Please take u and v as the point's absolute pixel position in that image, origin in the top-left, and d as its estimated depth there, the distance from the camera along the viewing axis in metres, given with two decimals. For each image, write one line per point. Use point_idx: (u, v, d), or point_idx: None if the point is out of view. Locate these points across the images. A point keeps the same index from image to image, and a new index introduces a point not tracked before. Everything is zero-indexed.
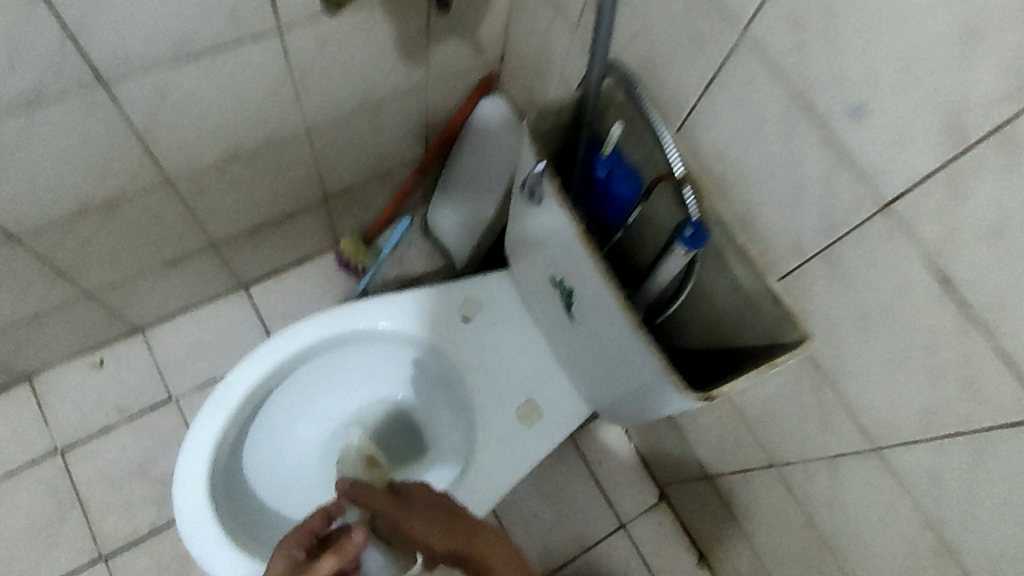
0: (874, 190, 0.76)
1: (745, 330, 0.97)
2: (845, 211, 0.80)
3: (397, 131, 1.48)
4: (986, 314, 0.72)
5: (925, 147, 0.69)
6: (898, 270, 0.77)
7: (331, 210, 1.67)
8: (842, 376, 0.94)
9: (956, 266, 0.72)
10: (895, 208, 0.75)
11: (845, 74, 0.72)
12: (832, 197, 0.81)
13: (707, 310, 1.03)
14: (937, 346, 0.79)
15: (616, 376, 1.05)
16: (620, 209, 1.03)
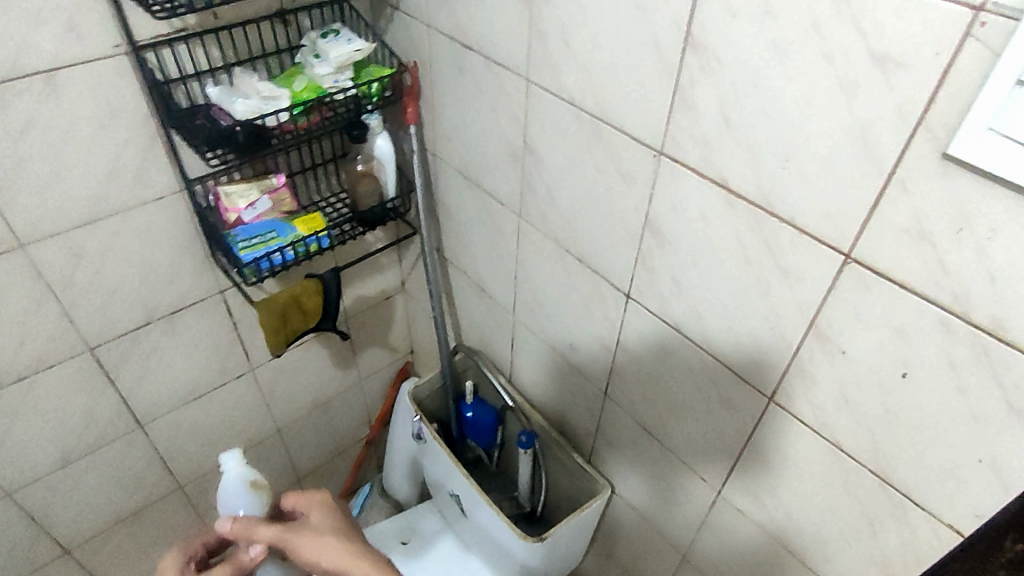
0: (607, 399, 0.90)
1: (583, 481, 0.99)
2: (628, 438, 0.90)
3: (329, 460, 1.47)
4: (752, 509, 0.77)
5: (601, 340, 0.86)
6: (690, 295, 0.69)
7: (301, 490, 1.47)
8: (705, 441, 0.78)
9: (710, 473, 0.80)
10: (637, 419, 0.87)
11: (570, 316, 0.89)
12: (598, 396, 0.92)
13: (559, 462, 1.02)
14: (717, 513, 0.83)
15: (489, 556, 1.06)
16: (485, 435, 1.10)
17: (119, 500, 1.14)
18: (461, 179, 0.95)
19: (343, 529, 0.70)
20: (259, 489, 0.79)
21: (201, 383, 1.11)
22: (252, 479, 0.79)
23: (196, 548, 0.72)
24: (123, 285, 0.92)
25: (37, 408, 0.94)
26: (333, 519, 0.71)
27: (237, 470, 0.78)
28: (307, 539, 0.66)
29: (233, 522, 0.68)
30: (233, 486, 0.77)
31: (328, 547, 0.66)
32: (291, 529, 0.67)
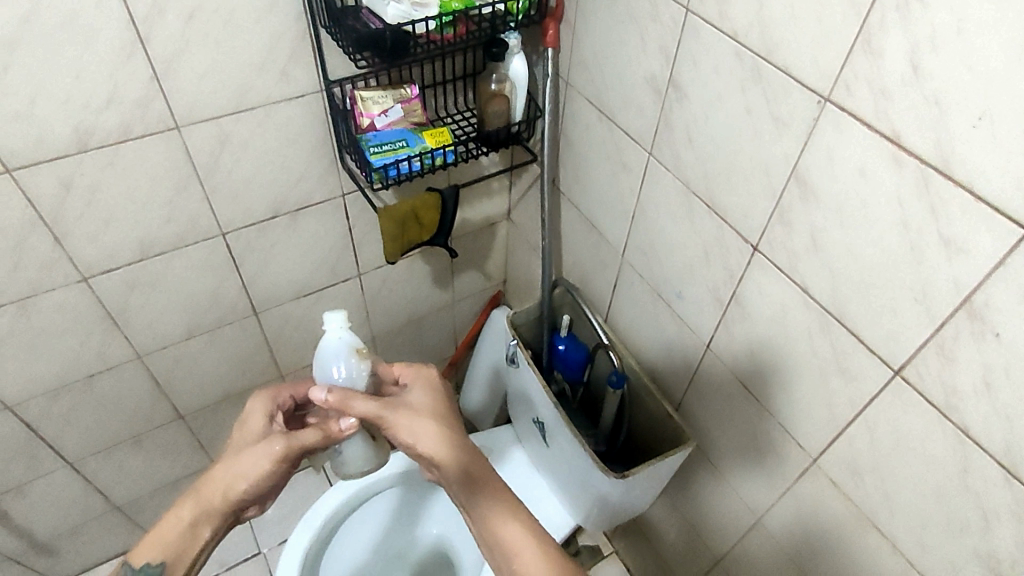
0: (709, 351, 0.89)
1: (670, 428, 0.99)
2: (724, 394, 0.89)
3: None
4: (847, 482, 0.76)
5: (714, 290, 0.84)
6: (825, 253, 0.66)
7: None
8: (810, 405, 0.76)
9: (808, 439, 0.78)
10: (738, 376, 0.86)
11: (684, 263, 0.87)
12: (698, 348, 0.91)
13: (647, 406, 1.02)
14: (807, 480, 0.82)
15: (564, 482, 1.09)
16: (575, 368, 1.11)
17: (229, 378, 1.23)
18: (591, 110, 0.93)
19: (439, 409, 0.75)
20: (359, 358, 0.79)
21: (312, 281, 1.16)
22: (355, 346, 0.79)
23: (282, 397, 0.81)
24: (259, 177, 0.96)
25: (172, 282, 1.02)
26: (429, 398, 0.76)
27: (340, 331, 0.78)
28: (405, 418, 0.72)
29: (330, 393, 0.73)
30: (334, 350, 0.78)
31: (422, 429, 0.71)
32: (391, 404, 0.73)
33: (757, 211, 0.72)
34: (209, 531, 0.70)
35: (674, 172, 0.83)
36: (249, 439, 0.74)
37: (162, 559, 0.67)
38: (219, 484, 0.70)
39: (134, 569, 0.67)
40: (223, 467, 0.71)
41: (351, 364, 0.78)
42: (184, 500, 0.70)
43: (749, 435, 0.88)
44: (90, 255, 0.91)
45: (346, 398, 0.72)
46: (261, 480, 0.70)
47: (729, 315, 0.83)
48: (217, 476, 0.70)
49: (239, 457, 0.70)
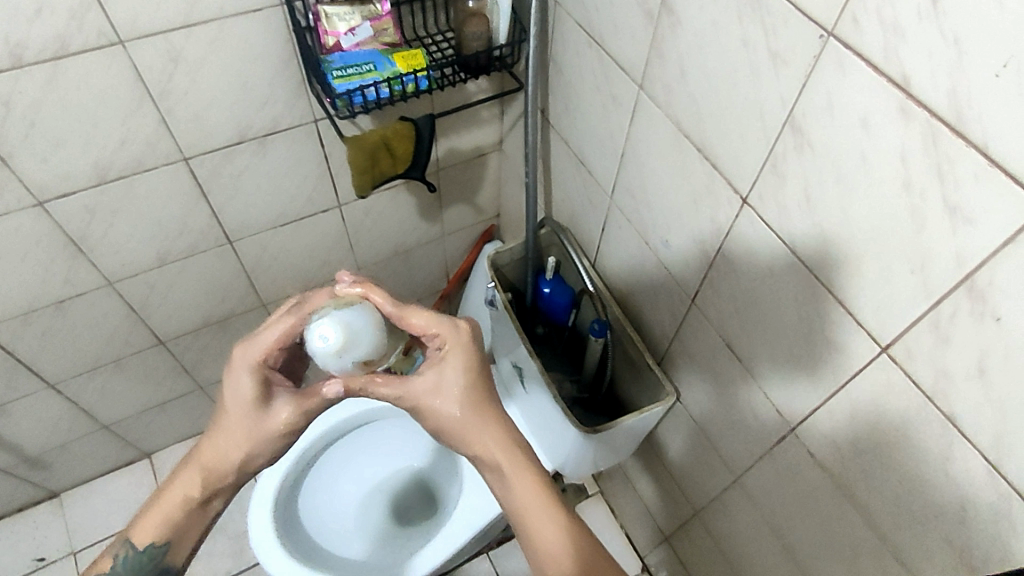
0: (693, 306, 0.83)
1: (651, 382, 0.95)
2: (707, 351, 0.84)
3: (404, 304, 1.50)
4: (823, 454, 0.71)
5: (699, 243, 0.77)
6: (814, 211, 0.59)
7: None
8: (791, 373, 0.71)
9: (788, 407, 0.73)
10: (721, 333, 0.80)
11: (670, 211, 0.80)
12: (683, 301, 0.85)
13: (629, 357, 0.98)
14: (785, 448, 0.78)
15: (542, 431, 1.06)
16: (558, 313, 1.06)
17: (207, 306, 1.20)
18: (580, 33, 0.83)
19: (473, 386, 0.69)
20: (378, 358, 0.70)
21: (288, 211, 1.11)
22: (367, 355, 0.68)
23: (274, 346, 0.68)
24: (219, 98, 0.89)
25: (136, 208, 0.97)
26: (459, 375, 0.69)
27: (348, 353, 0.66)
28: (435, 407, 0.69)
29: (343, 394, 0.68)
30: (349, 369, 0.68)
31: (457, 418, 0.69)
32: (417, 390, 0.68)
33: (747, 159, 0.65)
34: (217, 501, 0.70)
35: (659, 108, 0.74)
36: (254, 413, 0.68)
37: (164, 539, 0.68)
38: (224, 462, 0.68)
39: (138, 547, 0.67)
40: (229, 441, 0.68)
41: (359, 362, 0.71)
42: (187, 474, 0.68)
43: (730, 396, 0.83)
44: (43, 178, 0.86)
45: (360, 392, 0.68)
46: (277, 451, 0.71)
47: (714, 270, 0.76)
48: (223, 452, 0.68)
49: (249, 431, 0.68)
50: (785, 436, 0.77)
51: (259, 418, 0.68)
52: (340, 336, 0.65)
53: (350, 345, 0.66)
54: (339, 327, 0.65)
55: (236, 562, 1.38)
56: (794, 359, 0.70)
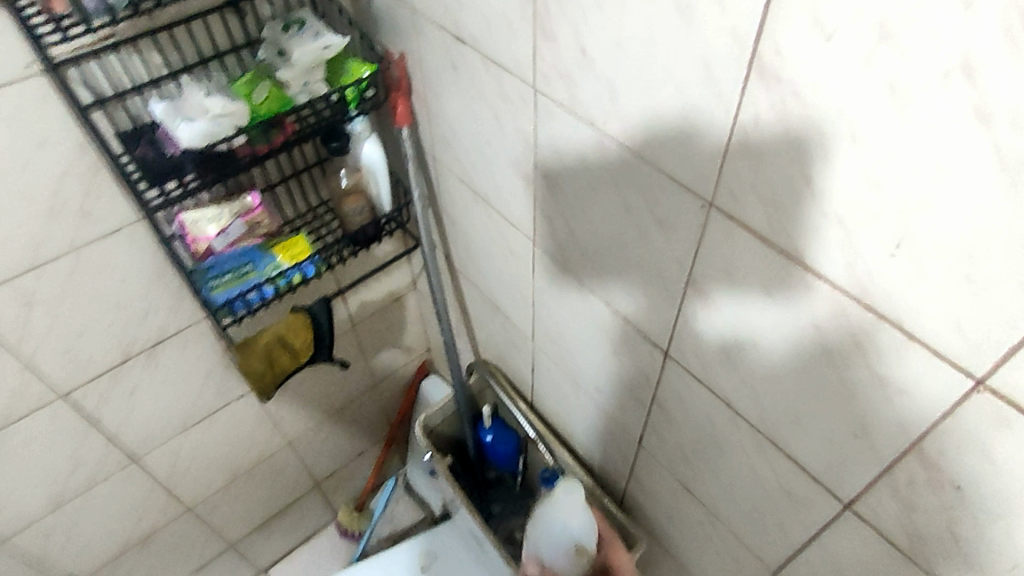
0: (641, 449, 0.77)
1: (616, 528, 0.87)
2: (667, 494, 0.78)
3: (349, 461, 1.39)
4: None
5: (631, 388, 0.72)
6: (738, 366, 0.55)
7: (324, 494, 1.40)
8: (758, 520, 0.65)
9: (763, 553, 0.67)
10: (676, 477, 0.74)
11: (596, 357, 0.75)
12: (629, 444, 0.79)
13: None
14: None
15: None
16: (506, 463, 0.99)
17: (124, 528, 1.07)
18: (464, 189, 0.80)
19: None
20: (584, 556, 0.75)
21: (196, 409, 1.01)
22: (580, 540, 0.75)
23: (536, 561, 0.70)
24: (90, 326, 0.81)
25: (15, 459, 0.86)
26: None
27: (570, 523, 0.76)
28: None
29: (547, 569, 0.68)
30: (559, 546, 0.76)
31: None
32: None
33: (657, 313, 0.60)
34: None
35: (558, 262, 0.70)
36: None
37: None
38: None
39: None
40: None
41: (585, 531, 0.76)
42: None
43: (701, 539, 0.76)
44: None
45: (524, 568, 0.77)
46: None
47: (653, 415, 0.71)
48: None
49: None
50: None
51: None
52: (576, 506, 0.77)
53: (575, 517, 0.76)
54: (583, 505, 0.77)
55: None
56: (757, 507, 0.64)
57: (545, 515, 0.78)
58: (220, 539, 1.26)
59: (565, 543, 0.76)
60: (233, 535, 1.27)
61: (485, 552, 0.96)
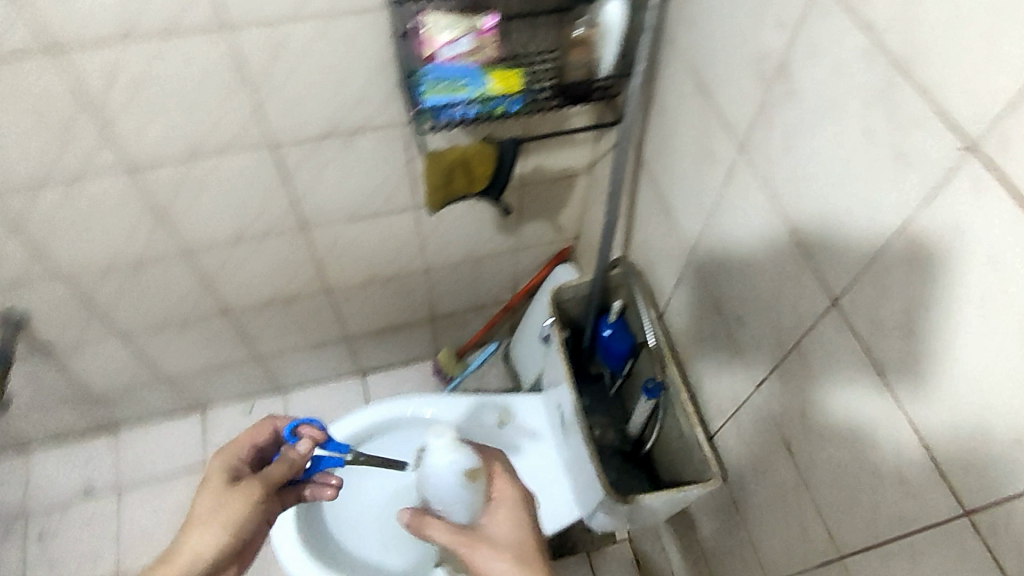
0: (759, 393, 0.76)
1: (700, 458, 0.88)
2: (762, 444, 0.77)
3: (466, 310, 1.47)
4: None
5: (777, 329, 0.70)
6: (915, 335, 0.51)
7: (435, 330, 1.51)
8: (855, 502, 0.63)
9: (842, 534, 0.66)
10: (781, 430, 0.73)
11: (755, 288, 0.73)
12: (748, 383, 0.78)
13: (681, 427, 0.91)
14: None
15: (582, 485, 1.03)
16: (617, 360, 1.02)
17: (274, 283, 1.22)
18: (688, 78, 0.77)
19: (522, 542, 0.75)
20: (473, 480, 0.79)
21: (366, 204, 1.10)
22: (469, 469, 0.80)
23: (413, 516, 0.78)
24: (312, 90, 0.89)
25: (219, 185, 0.99)
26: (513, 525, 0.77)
27: (455, 459, 0.80)
28: (484, 551, 0.73)
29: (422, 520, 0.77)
30: (438, 477, 0.79)
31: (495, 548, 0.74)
32: (469, 539, 0.75)
33: (848, 256, 0.57)
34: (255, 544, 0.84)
35: (760, 177, 0.67)
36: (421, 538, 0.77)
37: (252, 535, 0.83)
38: (268, 420, 0.87)
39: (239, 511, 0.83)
40: (209, 492, 0.78)
41: (460, 455, 0.80)
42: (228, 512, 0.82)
43: (782, 500, 0.75)
44: (136, 148, 0.89)
45: (430, 526, 0.76)
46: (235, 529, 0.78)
47: (789, 363, 0.69)
48: (242, 463, 0.83)
49: (219, 457, 0.83)
50: (830, 562, 0.69)
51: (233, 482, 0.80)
52: (453, 442, 0.81)
53: (456, 450, 0.80)
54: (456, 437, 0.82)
55: None
56: (858, 488, 0.62)
57: (429, 466, 0.80)
58: (342, 328, 1.40)
59: (456, 480, 0.79)
60: (351, 329, 1.41)
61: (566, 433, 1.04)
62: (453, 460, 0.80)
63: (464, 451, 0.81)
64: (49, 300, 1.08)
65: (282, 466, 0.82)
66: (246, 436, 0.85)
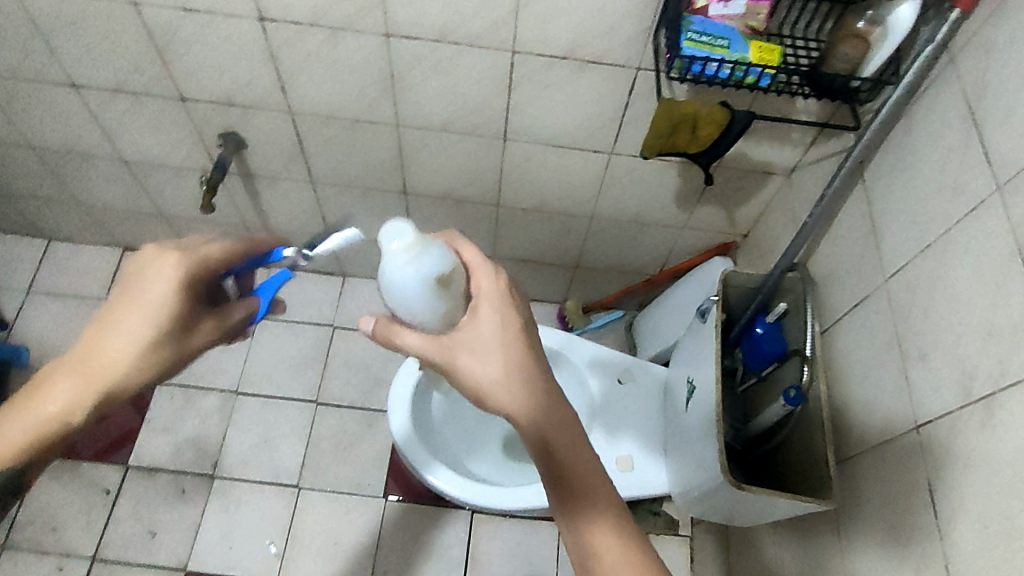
0: (914, 432, 0.75)
1: (821, 472, 0.87)
2: (901, 487, 0.77)
3: (609, 271, 1.50)
4: None
5: (960, 396, 0.69)
6: None
7: (573, 278, 1.54)
8: None
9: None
10: (928, 474, 0.72)
11: (956, 332, 0.71)
12: (905, 422, 0.77)
13: (808, 444, 0.91)
14: None
15: (675, 461, 1.04)
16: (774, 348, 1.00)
17: (455, 184, 1.27)
18: (956, 107, 0.74)
19: (539, 399, 0.64)
20: (449, 294, 0.64)
21: (575, 139, 1.12)
22: (440, 274, 0.63)
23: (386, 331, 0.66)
24: (572, 11, 0.90)
25: (453, 75, 1.02)
26: (547, 410, 0.64)
27: (417, 270, 0.62)
28: (471, 354, 0.64)
29: (377, 327, 0.67)
30: (419, 301, 0.63)
31: (507, 393, 0.63)
32: (450, 352, 0.65)
33: None
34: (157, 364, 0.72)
35: (1006, 253, 0.65)
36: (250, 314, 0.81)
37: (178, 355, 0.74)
38: (234, 242, 0.71)
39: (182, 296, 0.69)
40: (145, 366, 0.68)
41: (421, 256, 0.62)
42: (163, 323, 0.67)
43: (908, 528, 0.75)
44: (403, 18, 0.94)
45: (401, 332, 0.66)
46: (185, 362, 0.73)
47: (940, 406, 0.71)
48: (184, 306, 0.69)
49: (160, 304, 0.67)
50: None
51: (183, 334, 0.70)
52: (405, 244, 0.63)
53: (403, 262, 0.62)
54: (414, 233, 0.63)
55: (362, 397, 1.52)
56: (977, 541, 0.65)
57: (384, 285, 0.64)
58: (488, 247, 1.45)
59: (423, 291, 0.63)
60: (501, 251, 1.46)
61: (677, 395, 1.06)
62: (428, 287, 0.63)
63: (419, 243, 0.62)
64: (269, 131, 1.19)
65: (245, 307, 0.75)
66: (158, 270, 0.67)
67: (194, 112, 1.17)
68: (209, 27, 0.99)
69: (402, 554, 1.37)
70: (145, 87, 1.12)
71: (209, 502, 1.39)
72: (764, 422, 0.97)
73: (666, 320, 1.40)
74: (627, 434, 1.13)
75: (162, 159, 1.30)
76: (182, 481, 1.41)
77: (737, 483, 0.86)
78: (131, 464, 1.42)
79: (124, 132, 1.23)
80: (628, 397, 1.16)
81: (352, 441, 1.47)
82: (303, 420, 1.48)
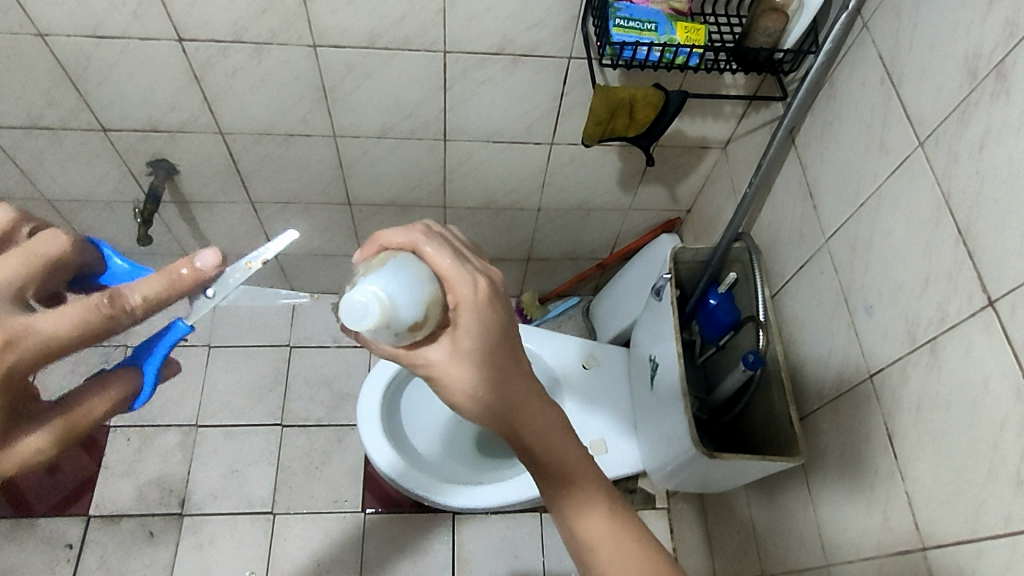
0: (868, 380, 0.79)
1: (787, 430, 0.90)
2: (860, 434, 0.81)
3: (561, 259, 1.51)
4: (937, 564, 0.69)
5: (905, 341, 0.73)
6: None
7: (526, 270, 1.55)
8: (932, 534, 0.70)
9: (923, 514, 0.71)
10: (884, 418, 0.76)
11: (896, 282, 0.74)
12: (858, 372, 0.81)
13: (772, 405, 0.94)
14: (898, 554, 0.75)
15: (646, 437, 1.06)
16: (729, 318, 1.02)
17: (399, 190, 1.25)
18: (874, 70, 0.78)
19: (517, 396, 0.63)
20: (419, 333, 0.63)
21: (515, 133, 1.12)
22: (412, 321, 0.61)
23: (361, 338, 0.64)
24: (499, 6, 0.90)
25: (386, 80, 1.01)
26: (541, 410, 0.64)
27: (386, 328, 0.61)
28: (447, 361, 0.62)
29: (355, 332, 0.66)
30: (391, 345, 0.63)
31: (482, 403, 0.62)
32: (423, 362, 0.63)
33: (977, 293, 0.63)
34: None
35: (934, 202, 0.69)
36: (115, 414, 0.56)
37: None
38: (83, 311, 0.47)
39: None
40: None
41: (389, 315, 0.60)
42: None
43: (870, 472, 0.79)
44: (329, 27, 0.92)
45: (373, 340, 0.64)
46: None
47: (888, 354, 0.75)
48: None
49: None
50: (899, 538, 0.75)
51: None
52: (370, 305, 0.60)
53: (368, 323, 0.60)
54: (377, 299, 0.59)
55: (327, 414, 1.50)
56: (935, 475, 0.69)
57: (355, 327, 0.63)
58: None
59: (395, 336, 0.62)
60: None
61: (641, 373, 1.08)
62: (398, 335, 0.62)
63: (387, 303, 0.60)
64: (200, 154, 1.15)
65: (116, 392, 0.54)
66: None
67: (119, 142, 1.12)
68: (125, 53, 0.95)
69: (387, 565, 1.36)
70: (62, 121, 1.07)
71: (181, 540, 1.35)
72: (728, 390, 1.00)
73: (621, 300, 1.43)
74: (597, 417, 1.14)
75: (88, 194, 1.24)
76: (149, 523, 1.36)
77: (709, 451, 0.88)
78: (92, 514, 1.36)
79: (42, 170, 1.17)
80: (594, 381, 1.18)
81: (323, 459, 1.45)
82: (270, 445, 1.45)
